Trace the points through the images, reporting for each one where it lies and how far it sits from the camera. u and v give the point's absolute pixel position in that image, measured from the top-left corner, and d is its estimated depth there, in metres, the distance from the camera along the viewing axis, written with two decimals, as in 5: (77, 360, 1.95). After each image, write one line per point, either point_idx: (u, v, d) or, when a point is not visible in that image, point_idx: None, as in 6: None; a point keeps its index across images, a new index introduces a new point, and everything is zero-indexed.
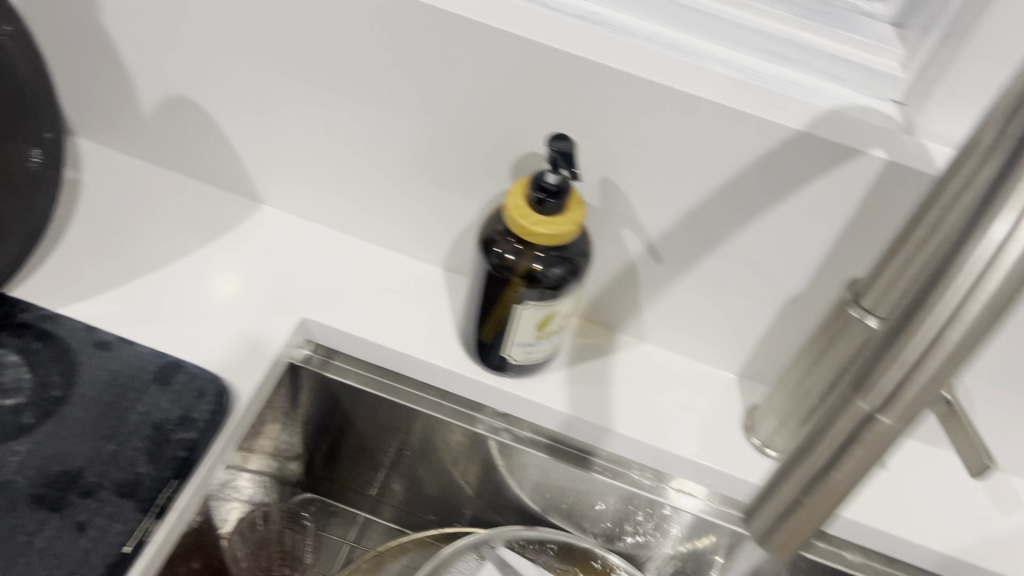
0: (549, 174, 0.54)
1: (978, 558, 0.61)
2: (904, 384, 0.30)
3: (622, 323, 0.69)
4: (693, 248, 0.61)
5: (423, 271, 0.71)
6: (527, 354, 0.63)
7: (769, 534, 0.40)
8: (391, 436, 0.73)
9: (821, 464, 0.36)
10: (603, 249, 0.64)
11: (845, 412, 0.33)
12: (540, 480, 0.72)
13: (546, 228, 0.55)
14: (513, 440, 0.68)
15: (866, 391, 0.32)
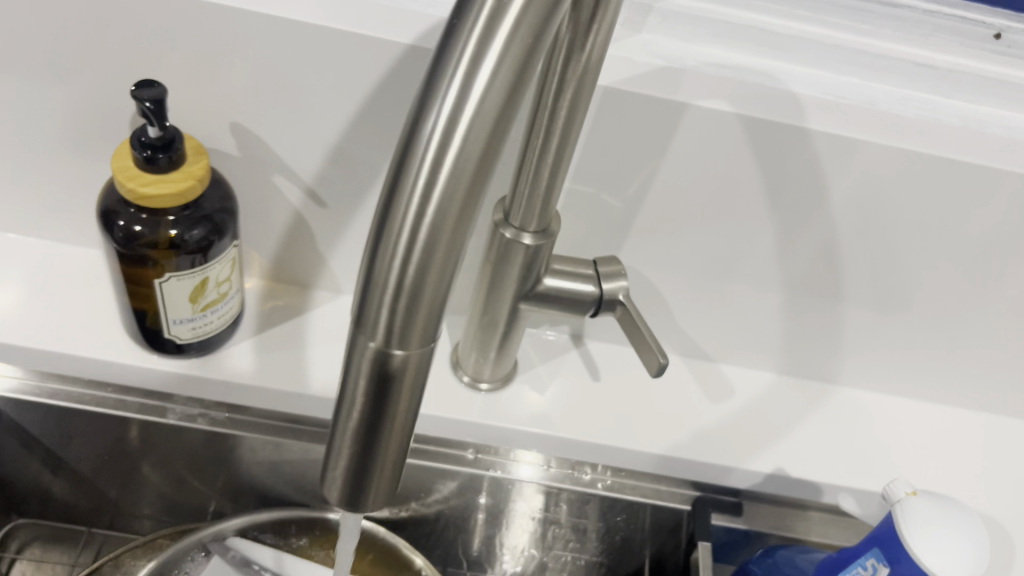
0: (149, 128, 0.48)
1: (687, 453, 0.61)
2: (402, 311, 0.26)
3: (313, 277, 0.64)
4: (351, 186, 0.56)
5: (83, 257, 0.64)
6: (195, 331, 0.57)
7: (356, 504, 0.32)
8: (89, 442, 0.66)
9: (362, 404, 0.29)
10: (263, 202, 0.58)
11: (357, 350, 0.28)
12: (263, 459, 0.67)
13: (158, 188, 0.49)
14: (212, 424, 0.62)
15: (364, 325, 0.27)
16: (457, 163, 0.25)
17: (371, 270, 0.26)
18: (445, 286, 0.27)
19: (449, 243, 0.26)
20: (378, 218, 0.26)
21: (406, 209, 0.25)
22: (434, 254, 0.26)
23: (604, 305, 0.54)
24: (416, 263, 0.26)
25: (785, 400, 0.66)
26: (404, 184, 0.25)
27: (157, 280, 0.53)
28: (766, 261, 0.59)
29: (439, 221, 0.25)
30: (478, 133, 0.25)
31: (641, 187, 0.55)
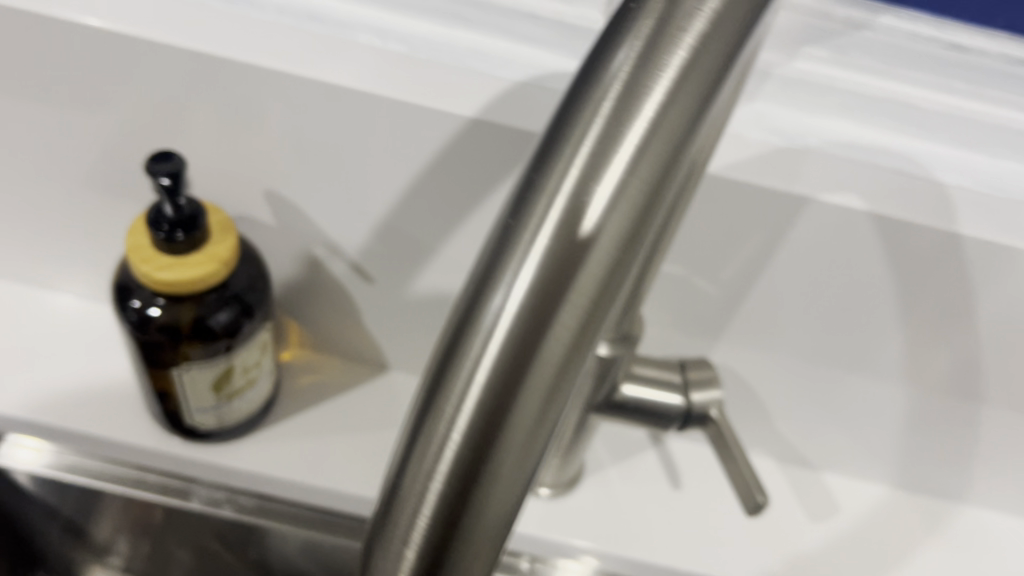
0: (167, 205, 0.41)
1: None
2: (437, 546, 0.19)
3: (360, 350, 0.57)
4: (402, 264, 0.49)
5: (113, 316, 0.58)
6: (221, 418, 0.50)
7: None
8: (113, 514, 0.61)
9: None
10: (304, 272, 0.51)
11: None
12: (295, 546, 0.60)
13: (176, 273, 0.42)
14: (238, 511, 0.52)
15: (383, 554, 0.20)
16: (533, 358, 0.19)
17: (400, 485, 0.20)
18: (505, 519, 0.20)
19: (514, 462, 0.19)
20: (417, 414, 0.20)
21: (456, 411, 0.19)
22: (491, 476, 0.19)
23: (691, 420, 0.46)
24: (462, 482, 0.19)
25: (899, 521, 0.56)
26: (455, 377, 0.19)
27: (176, 367, 0.46)
28: (888, 369, 0.50)
29: (497, 432, 0.19)
30: (566, 323, 0.19)
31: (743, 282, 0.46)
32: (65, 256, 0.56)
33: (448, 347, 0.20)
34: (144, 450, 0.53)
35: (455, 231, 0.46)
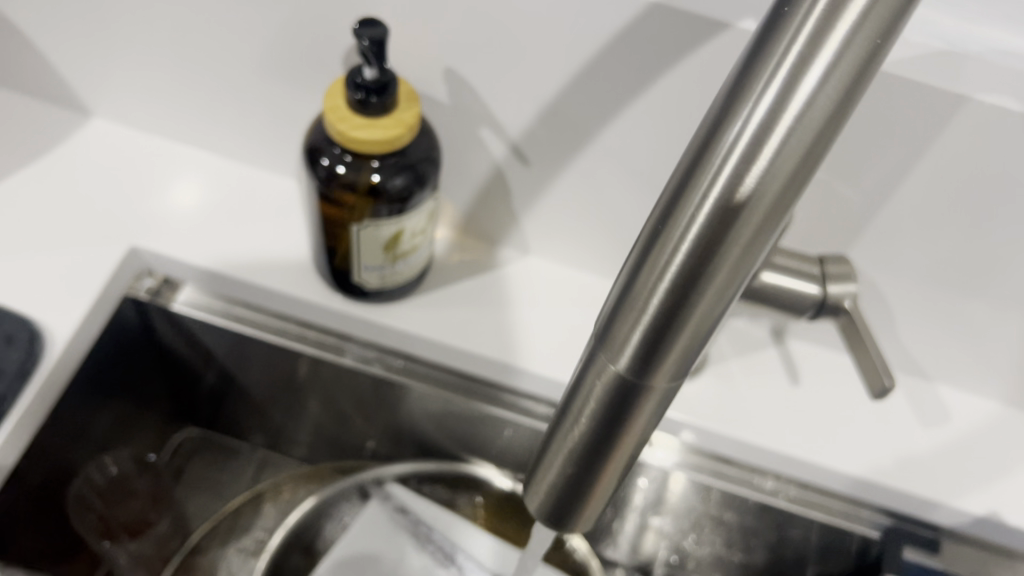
0: (364, 69, 0.45)
1: (890, 480, 0.55)
2: (655, 343, 0.23)
3: (502, 235, 0.62)
4: (559, 149, 0.53)
5: (278, 186, 0.64)
6: (382, 279, 0.55)
7: (565, 515, 0.29)
8: (264, 371, 0.66)
9: (588, 423, 0.26)
10: (466, 151, 0.55)
11: (594, 370, 0.25)
12: (431, 410, 0.65)
13: (367, 133, 0.46)
14: (386, 371, 0.61)
15: (608, 344, 0.24)
16: (748, 198, 0.21)
17: (627, 295, 0.23)
18: (707, 329, 0.23)
19: (721, 285, 0.22)
20: (646, 240, 0.23)
21: (681, 241, 0.22)
22: (701, 291, 0.22)
23: (824, 310, 0.49)
24: (682, 295, 0.22)
25: (1012, 437, 0.58)
26: (683, 213, 0.22)
27: (354, 225, 0.51)
28: (1016, 284, 0.52)
29: (711, 259, 0.22)
30: (797, 145, 0.20)
31: (886, 182, 0.48)
32: (243, 128, 0.61)
33: (681, 181, 0.22)
34: (310, 305, 0.59)
35: (614, 118, 0.49)
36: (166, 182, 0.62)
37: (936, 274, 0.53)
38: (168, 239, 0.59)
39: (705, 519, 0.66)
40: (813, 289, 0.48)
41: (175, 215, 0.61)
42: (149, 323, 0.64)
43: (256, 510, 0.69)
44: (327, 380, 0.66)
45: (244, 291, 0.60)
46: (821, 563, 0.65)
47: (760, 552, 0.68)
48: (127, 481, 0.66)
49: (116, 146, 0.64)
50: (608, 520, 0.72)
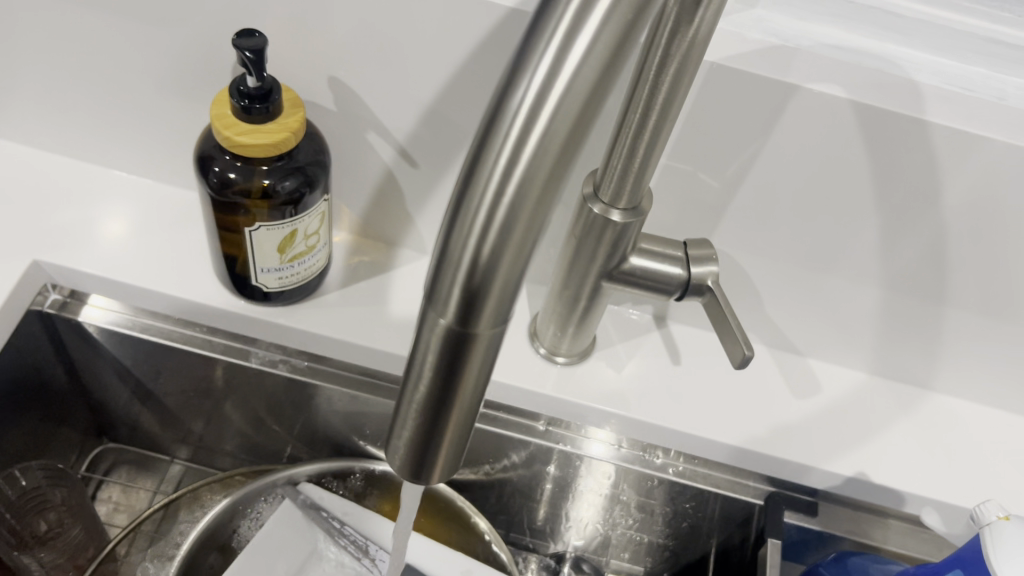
0: (247, 78, 0.48)
1: (764, 448, 0.59)
2: (474, 291, 0.26)
3: (399, 235, 0.65)
4: (442, 150, 0.56)
5: (180, 198, 0.66)
6: (281, 281, 0.58)
7: (422, 468, 0.31)
8: (177, 378, 0.68)
9: (430, 378, 0.28)
10: (356, 156, 0.58)
11: (427, 327, 0.27)
12: (339, 409, 0.68)
13: (253, 138, 0.49)
14: (292, 371, 0.64)
15: (435, 301, 0.27)
16: (531, 158, 0.24)
17: (445, 256, 0.26)
18: (517, 276, 0.26)
19: (521, 236, 0.25)
20: (454, 204, 0.25)
21: (482, 201, 0.24)
22: (507, 243, 0.25)
23: (690, 290, 0.53)
24: (490, 250, 0.25)
25: (874, 402, 0.63)
26: (480, 176, 0.24)
27: (247, 229, 0.54)
28: (865, 260, 0.57)
29: (514, 214, 0.24)
30: (568, 103, 0.23)
31: (738, 169, 0.53)
32: (141, 143, 0.63)
33: (479, 148, 0.25)
34: (214, 310, 0.61)
35: None
36: (69, 198, 0.64)
37: (795, 253, 0.57)
38: (72, 252, 0.61)
39: (603, 497, 0.70)
40: (676, 270, 0.52)
41: (78, 229, 0.63)
42: (56, 338, 0.66)
43: (174, 518, 0.69)
44: (236, 385, 0.68)
45: (148, 302, 0.62)
46: (716, 531, 0.69)
47: (661, 525, 0.72)
48: (40, 493, 0.66)
49: (17, 165, 0.65)
50: (519, 505, 0.76)
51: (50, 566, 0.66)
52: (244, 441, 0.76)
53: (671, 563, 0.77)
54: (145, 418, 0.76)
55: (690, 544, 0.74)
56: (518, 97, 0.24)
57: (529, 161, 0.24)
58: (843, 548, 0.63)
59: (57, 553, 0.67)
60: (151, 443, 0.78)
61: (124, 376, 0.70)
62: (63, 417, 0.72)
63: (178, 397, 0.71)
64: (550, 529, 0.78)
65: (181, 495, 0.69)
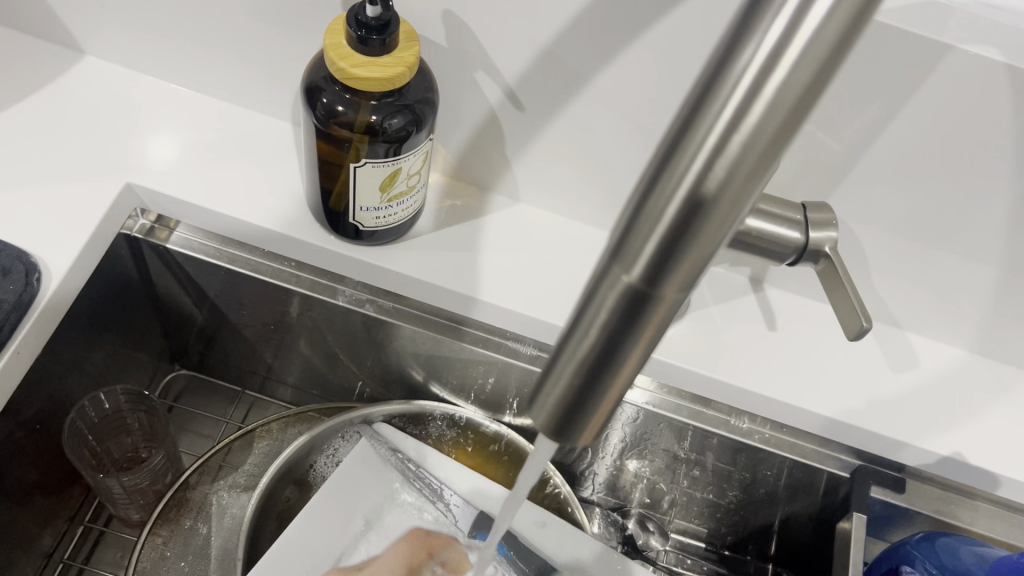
0: (367, 7, 0.46)
1: (858, 420, 0.58)
2: (672, 249, 0.24)
3: (493, 180, 0.63)
4: (553, 93, 0.54)
5: (272, 128, 0.64)
6: (377, 219, 0.57)
7: (568, 430, 0.30)
8: (257, 310, 0.68)
9: (598, 336, 0.27)
10: (461, 94, 0.56)
11: (607, 282, 0.26)
12: (419, 352, 0.67)
13: (367, 71, 0.47)
14: (378, 312, 0.63)
15: (622, 255, 0.25)
16: (765, 111, 0.21)
17: (642, 210, 0.24)
18: (716, 243, 0.24)
19: (733, 199, 0.23)
20: (661, 156, 0.23)
21: (698, 153, 0.22)
22: (718, 202, 0.23)
23: (806, 255, 0.51)
24: (698, 208, 0.23)
25: (975, 382, 0.61)
26: (700, 125, 0.22)
27: (352, 163, 0.52)
28: (987, 234, 0.54)
29: (731, 173, 0.22)
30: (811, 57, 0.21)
31: (869, 131, 0.50)
32: (237, 69, 0.61)
33: (696, 100, 0.22)
34: (306, 244, 0.60)
35: (609, 64, 0.51)
36: (160, 121, 0.63)
37: (913, 222, 0.55)
38: (163, 177, 0.60)
39: (678, 457, 0.69)
40: (794, 235, 0.49)
41: (169, 153, 0.61)
42: (141, 261, 0.65)
43: (247, 448, 0.69)
44: (318, 322, 0.67)
45: (236, 232, 0.61)
46: (791, 498, 0.68)
47: (734, 489, 0.71)
48: (120, 416, 0.68)
49: (107, 84, 0.64)
50: (588, 459, 0.75)
51: (133, 487, 0.66)
52: (317, 376, 0.75)
53: (736, 527, 0.76)
54: (218, 347, 0.75)
55: (760, 509, 0.72)
56: (754, 47, 0.21)
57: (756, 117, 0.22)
58: (927, 526, 0.61)
59: (139, 476, 0.66)
60: (222, 372, 0.78)
61: (203, 303, 0.70)
62: (140, 341, 0.72)
63: (256, 329, 0.71)
64: (615, 484, 0.77)
65: (254, 429, 0.69)
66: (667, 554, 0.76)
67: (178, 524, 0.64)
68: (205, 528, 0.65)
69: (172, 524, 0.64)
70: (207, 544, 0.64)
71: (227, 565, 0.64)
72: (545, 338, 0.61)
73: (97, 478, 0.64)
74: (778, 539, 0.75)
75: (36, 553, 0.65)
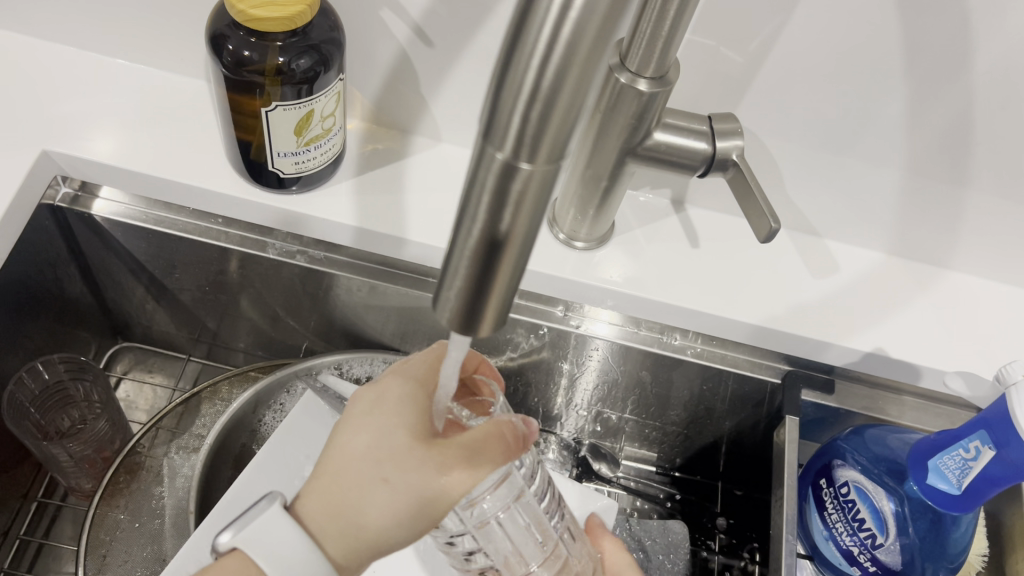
0: None
1: (782, 325, 0.60)
2: (535, 122, 0.25)
3: (413, 121, 0.64)
4: (459, 25, 0.55)
5: (188, 89, 0.64)
6: (298, 165, 0.57)
7: (470, 323, 0.31)
8: (191, 271, 0.68)
9: (485, 220, 0.28)
10: (371, 35, 0.57)
11: (483, 165, 0.27)
12: (357, 300, 0.67)
13: (269, 12, 0.48)
14: (310, 262, 0.64)
15: (493, 133, 0.26)
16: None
17: (502, 88, 0.25)
18: (576, 112, 0.25)
19: (580, 66, 0.24)
20: (512, 32, 0.24)
21: (545, 22, 0.23)
22: (570, 71, 0.24)
23: (716, 164, 0.52)
24: (551, 74, 0.24)
25: (891, 280, 0.64)
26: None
27: (264, 109, 0.52)
28: (889, 132, 0.56)
29: (577, 42, 0.23)
30: None
31: (765, 38, 0.52)
32: (144, 28, 0.61)
33: None
34: (231, 198, 0.60)
35: None
36: (73, 88, 0.63)
37: (819, 128, 0.57)
38: (81, 143, 0.60)
39: (620, 383, 0.71)
40: (702, 143, 0.52)
41: (81, 120, 0.61)
42: (69, 232, 0.65)
43: (195, 410, 0.69)
44: (255, 279, 0.67)
45: (161, 193, 0.61)
46: (731, 410, 0.70)
47: (677, 409, 0.73)
48: (62, 387, 0.68)
49: (15, 56, 0.63)
50: (534, 393, 0.76)
51: (79, 455, 0.67)
52: (261, 337, 0.76)
53: (686, 447, 0.78)
54: (156, 316, 0.75)
55: (704, 426, 0.75)
56: None
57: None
58: (858, 422, 0.64)
59: (84, 444, 0.68)
60: (166, 342, 0.78)
61: (137, 273, 0.70)
62: (76, 316, 0.72)
63: (193, 293, 0.71)
64: (565, 416, 0.79)
65: (200, 391, 0.70)
66: (622, 479, 0.77)
67: (128, 488, 0.65)
68: (158, 491, 0.65)
69: (124, 489, 0.64)
70: (162, 506, 0.65)
71: (182, 524, 0.64)
72: None
73: (44, 448, 0.65)
74: (726, 455, 0.77)
75: None
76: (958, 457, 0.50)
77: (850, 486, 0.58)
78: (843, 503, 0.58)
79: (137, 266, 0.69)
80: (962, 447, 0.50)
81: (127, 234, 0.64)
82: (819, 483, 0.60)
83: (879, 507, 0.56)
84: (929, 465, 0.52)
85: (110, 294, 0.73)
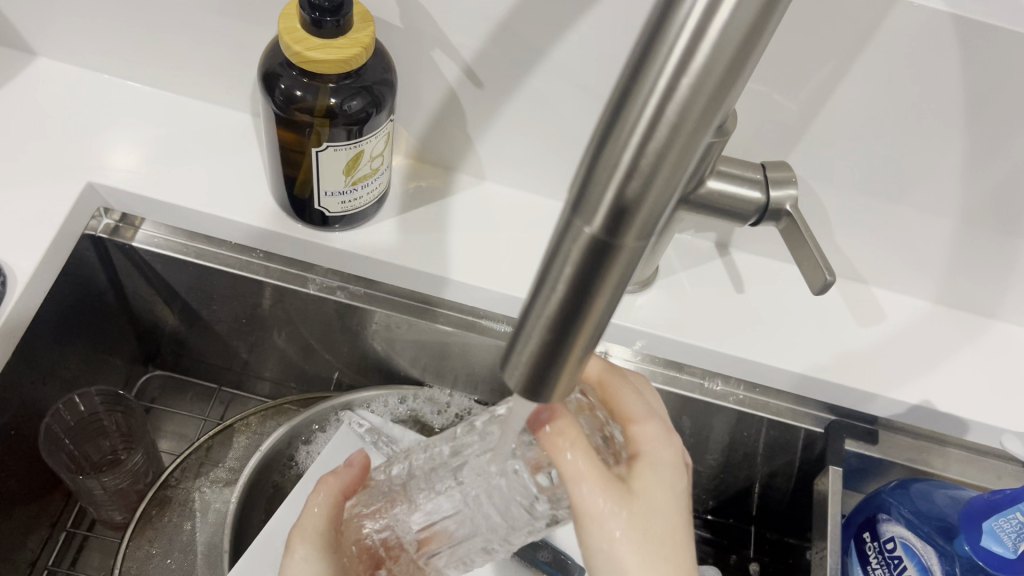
0: None
1: (828, 374, 0.59)
2: (629, 199, 0.24)
3: (457, 160, 0.63)
4: (510, 68, 0.54)
5: (231, 121, 0.64)
6: (343, 205, 0.57)
7: (540, 390, 0.30)
8: (228, 303, 0.67)
9: (566, 289, 0.27)
10: (420, 74, 0.57)
11: (570, 237, 0.26)
12: (394, 336, 0.67)
13: (323, 54, 0.47)
14: (350, 298, 0.63)
15: (583, 207, 0.25)
16: (711, 51, 0.22)
17: (597, 165, 0.24)
18: (672, 188, 0.25)
19: (682, 147, 0.23)
20: (612, 108, 0.24)
21: (648, 103, 0.23)
22: (671, 151, 0.23)
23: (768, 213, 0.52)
24: (652, 154, 0.23)
25: (937, 329, 0.63)
26: (651, 70, 0.23)
27: (314, 148, 0.52)
28: (943, 183, 0.55)
29: (681, 124, 0.23)
30: (748, 5, 0.22)
31: (823, 86, 0.51)
32: (191, 60, 0.61)
33: (642, 53, 0.23)
34: (273, 232, 0.60)
35: (565, 34, 0.51)
36: (117, 119, 0.63)
37: (872, 177, 0.56)
38: (124, 175, 0.60)
39: None
40: (755, 193, 0.51)
41: (125, 152, 0.61)
42: (109, 263, 0.65)
43: (228, 442, 0.68)
44: (292, 313, 0.67)
45: (202, 226, 0.61)
46: (769, 456, 0.69)
47: (713, 452, 0.72)
48: (96, 418, 0.67)
49: (59, 85, 0.63)
50: None
51: (113, 488, 0.67)
52: (293, 369, 0.75)
53: (718, 490, 0.77)
54: (188, 344, 0.75)
55: (739, 470, 0.73)
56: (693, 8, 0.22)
57: (700, 68, 0.22)
58: (901, 474, 0.63)
59: (119, 477, 0.67)
60: (197, 371, 0.78)
61: (174, 304, 0.70)
62: (111, 344, 0.71)
63: (230, 325, 0.71)
64: None
65: (233, 423, 0.69)
66: None
67: (159, 523, 0.64)
68: (189, 526, 0.65)
69: (155, 523, 0.64)
70: (191, 542, 0.64)
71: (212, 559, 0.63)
72: (514, 312, 0.61)
73: (78, 481, 0.65)
74: (760, 500, 0.76)
75: (18, 562, 0.64)
76: (1016, 520, 0.49)
77: (896, 541, 0.57)
78: (888, 558, 0.56)
79: (174, 298, 0.69)
80: (1019, 511, 0.49)
81: (168, 266, 0.64)
82: (863, 537, 0.59)
83: (928, 566, 0.54)
84: (983, 526, 0.51)
85: (144, 322, 0.73)
